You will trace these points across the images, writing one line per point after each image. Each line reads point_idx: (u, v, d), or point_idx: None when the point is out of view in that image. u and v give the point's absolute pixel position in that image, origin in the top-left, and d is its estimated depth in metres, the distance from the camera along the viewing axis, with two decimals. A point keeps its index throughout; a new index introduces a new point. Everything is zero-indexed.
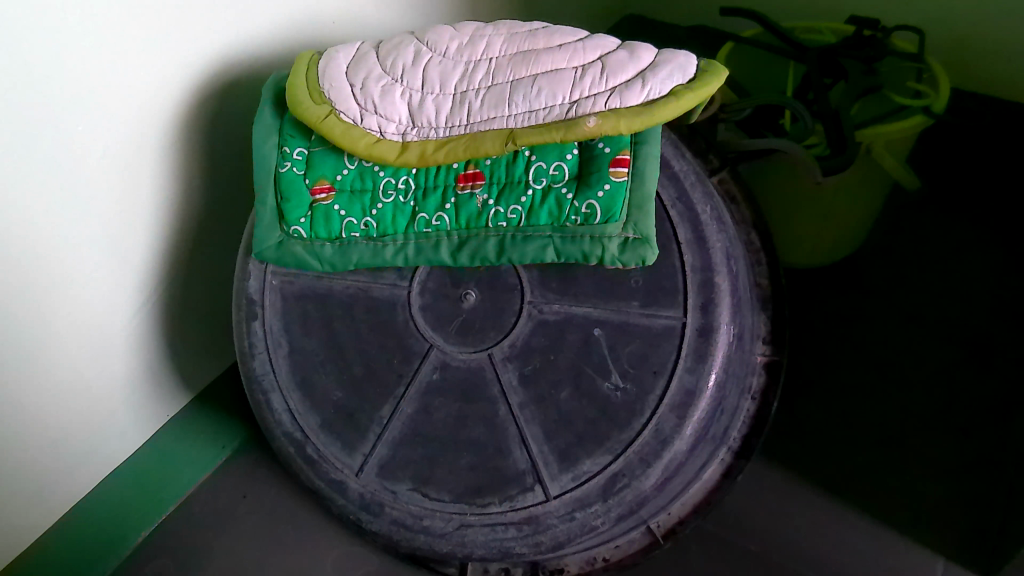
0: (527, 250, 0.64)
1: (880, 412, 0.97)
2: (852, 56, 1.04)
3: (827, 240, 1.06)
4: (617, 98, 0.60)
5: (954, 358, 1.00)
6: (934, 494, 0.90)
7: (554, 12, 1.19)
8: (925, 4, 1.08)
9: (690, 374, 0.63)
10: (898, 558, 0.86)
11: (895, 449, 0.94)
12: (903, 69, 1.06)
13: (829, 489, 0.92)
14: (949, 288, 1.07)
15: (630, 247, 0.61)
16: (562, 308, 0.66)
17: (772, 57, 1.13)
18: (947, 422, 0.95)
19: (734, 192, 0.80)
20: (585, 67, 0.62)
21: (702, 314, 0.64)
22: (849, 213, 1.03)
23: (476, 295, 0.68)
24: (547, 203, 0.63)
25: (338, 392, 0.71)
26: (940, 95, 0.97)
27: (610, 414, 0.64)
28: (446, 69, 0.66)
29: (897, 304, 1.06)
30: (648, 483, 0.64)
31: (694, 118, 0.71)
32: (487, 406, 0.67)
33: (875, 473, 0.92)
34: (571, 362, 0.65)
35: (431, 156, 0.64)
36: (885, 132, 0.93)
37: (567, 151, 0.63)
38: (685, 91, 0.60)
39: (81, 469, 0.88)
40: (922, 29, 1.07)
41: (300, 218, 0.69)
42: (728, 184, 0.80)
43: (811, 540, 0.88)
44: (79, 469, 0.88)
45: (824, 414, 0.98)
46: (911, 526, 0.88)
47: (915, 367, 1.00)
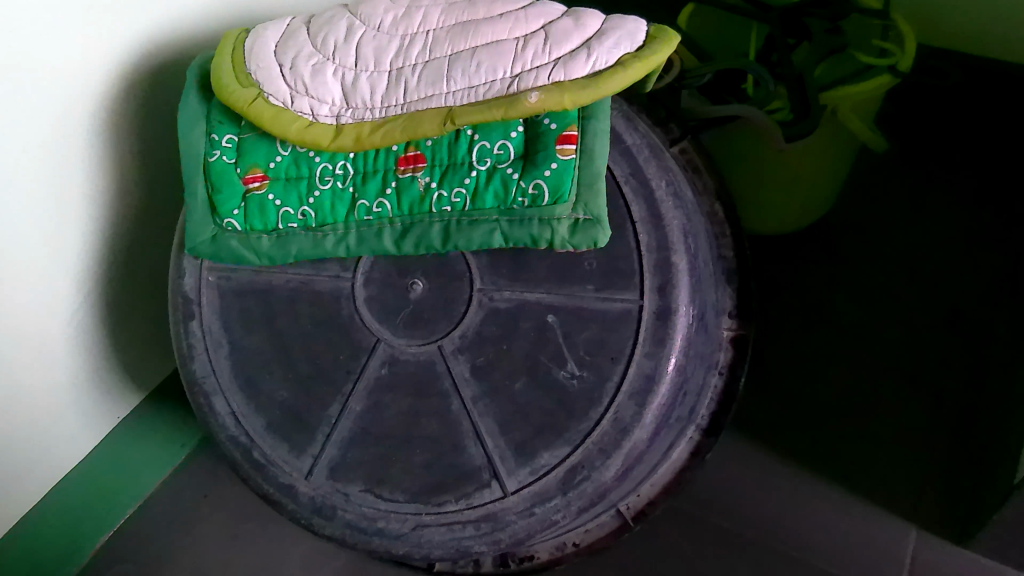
0: (474, 235, 0.61)
1: (852, 378, 0.95)
2: (816, 14, 1.01)
3: (796, 207, 1.03)
4: (561, 70, 0.56)
5: (925, 321, 0.98)
6: (907, 462, 0.89)
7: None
8: None
9: (648, 359, 0.60)
10: (869, 530, 0.85)
11: (866, 417, 0.92)
12: (870, 27, 1.02)
13: (801, 462, 0.90)
14: (920, 248, 1.04)
15: (581, 228, 0.58)
16: (514, 295, 0.62)
17: (734, 18, 1.08)
18: (918, 387, 0.94)
19: (696, 161, 0.80)
20: (528, 38, 0.58)
21: (659, 296, 0.61)
22: (818, 178, 1.00)
23: (424, 284, 0.64)
24: (492, 184, 0.59)
25: (284, 392, 0.67)
26: (907, 53, 0.95)
27: (568, 404, 0.61)
28: (380, 45, 0.62)
29: (868, 267, 1.03)
30: (609, 474, 0.61)
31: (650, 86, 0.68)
32: (440, 401, 0.64)
33: (848, 441, 0.91)
34: (526, 351, 0.62)
35: (367, 139, 0.60)
36: (851, 93, 0.90)
37: (512, 129, 0.60)
38: (633, 61, 0.56)
39: (33, 475, 0.84)
40: None
41: (233, 210, 0.65)
42: (688, 153, 0.80)
43: (784, 516, 0.87)
44: (29, 476, 0.83)
45: (795, 383, 0.96)
46: (883, 498, 0.87)
47: (886, 331, 0.98)
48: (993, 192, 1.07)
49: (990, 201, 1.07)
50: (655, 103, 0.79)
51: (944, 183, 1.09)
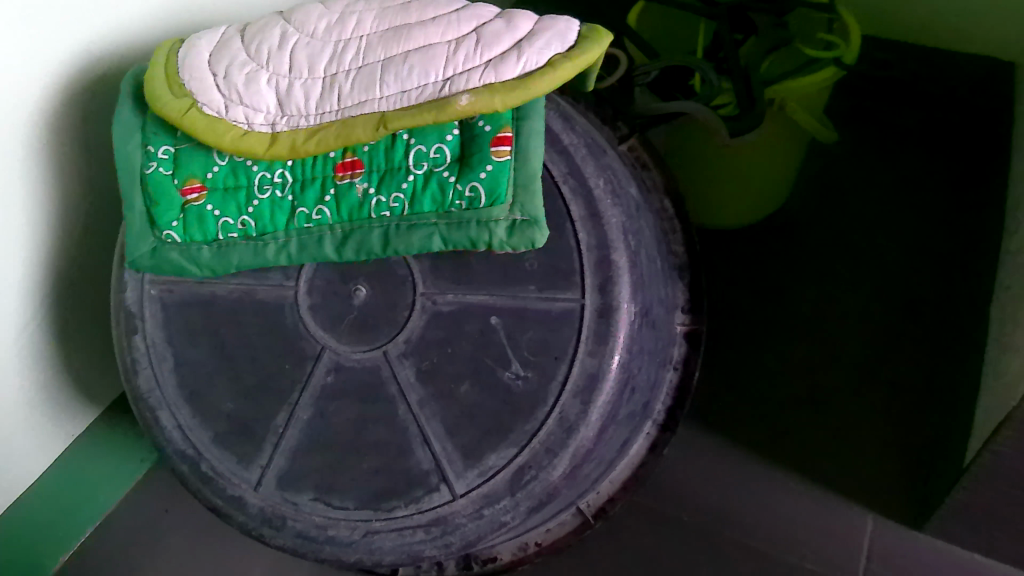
0: (413, 240, 0.61)
1: (810, 367, 0.96)
2: (762, 9, 1.02)
3: (749, 200, 1.04)
4: (491, 72, 0.56)
5: (878, 309, 0.99)
6: (863, 449, 0.90)
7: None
8: None
9: (591, 358, 0.60)
10: (827, 518, 0.86)
11: (824, 405, 0.93)
12: (815, 21, 1.05)
13: (759, 453, 0.91)
14: (873, 237, 1.05)
15: (518, 229, 0.58)
16: (456, 298, 0.63)
17: (683, 15, 1.09)
18: (873, 375, 0.95)
19: (644, 158, 0.83)
20: (459, 41, 0.58)
21: (600, 294, 0.61)
22: (769, 171, 1.00)
23: (367, 290, 0.64)
24: (429, 188, 0.59)
25: (231, 404, 0.67)
26: (851, 47, 0.96)
27: (513, 404, 0.61)
28: (314, 51, 0.62)
29: (823, 258, 1.04)
30: (556, 474, 0.61)
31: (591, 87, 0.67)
32: (387, 406, 0.64)
33: (805, 431, 0.92)
34: (471, 353, 0.62)
35: (302, 147, 0.59)
36: (795, 87, 0.91)
37: (447, 132, 0.60)
38: (563, 61, 0.56)
39: None
40: None
41: (172, 222, 0.64)
42: (638, 151, 0.82)
43: (743, 507, 0.88)
44: None
45: (754, 375, 0.96)
46: (840, 486, 0.88)
47: (841, 320, 0.99)
48: (944, 180, 1.09)
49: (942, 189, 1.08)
50: (602, 102, 0.80)
51: (897, 172, 1.10)
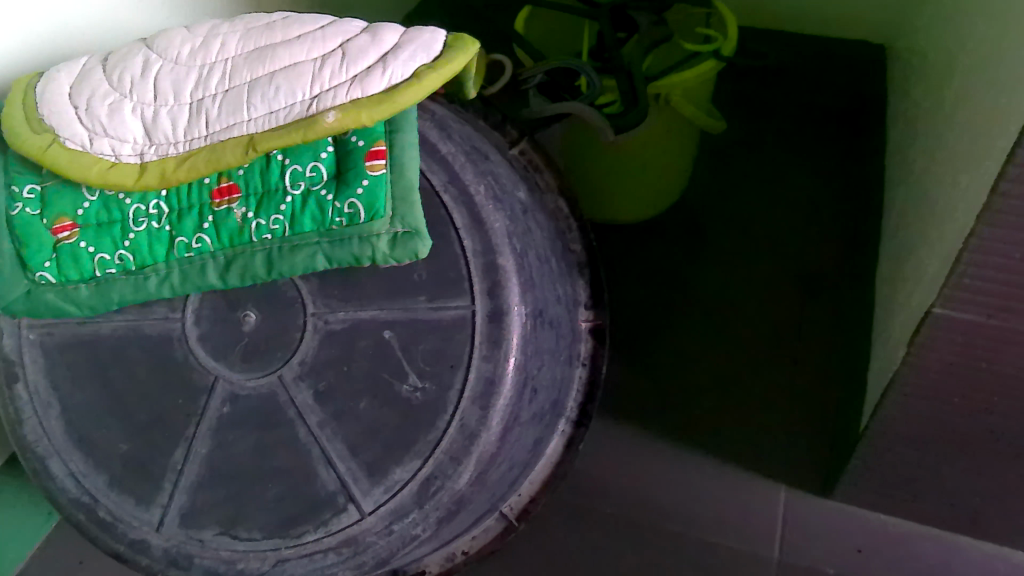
0: (296, 261, 0.60)
1: (718, 349, 0.99)
2: (642, 8, 1.06)
3: (646, 193, 1.07)
4: (357, 87, 0.56)
5: (778, 288, 1.03)
6: (773, 424, 0.93)
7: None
8: None
9: (486, 362, 0.61)
10: (744, 494, 0.89)
11: (734, 385, 0.96)
12: (693, 16, 1.09)
13: (675, 438, 0.93)
14: (768, 219, 1.09)
15: (400, 242, 0.58)
16: (347, 315, 0.62)
17: (567, 18, 1.12)
18: (777, 351, 0.98)
19: (536, 160, 0.81)
20: (325, 57, 0.58)
21: (489, 298, 0.61)
22: (662, 164, 1.04)
23: (256, 316, 0.64)
24: (308, 207, 0.59)
25: (124, 445, 0.65)
26: (729, 39, 1.00)
27: (413, 416, 0.61)
28: (178, 77, 0.61)
29: (722, 244, 1.08)
30: (462, 482, 0.61)
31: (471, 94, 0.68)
32: (287, 430, 0.63)
33: (717, 412, 0.94)
34: (367, 370, 0.62)
35: (172, 176, 0.58)
36: (678, 80, 0.95)
37: (322, 149, 0.59)
38: (428, 71, 0.56)
39: None
40: None
41: (44, 263, 0.62)
42: (528, 155, 0.79)
43: (664, 492, 0.89)
44: None
45: (665, 362, 0.99)
46: (753, 462, 0.91)
47: (743, 302, 1.03)
48: (829, 158, 1.13)
49: (827, 167, 1.13)
50: (489, 107, 0.79)
51: (785, 154, 1.14)
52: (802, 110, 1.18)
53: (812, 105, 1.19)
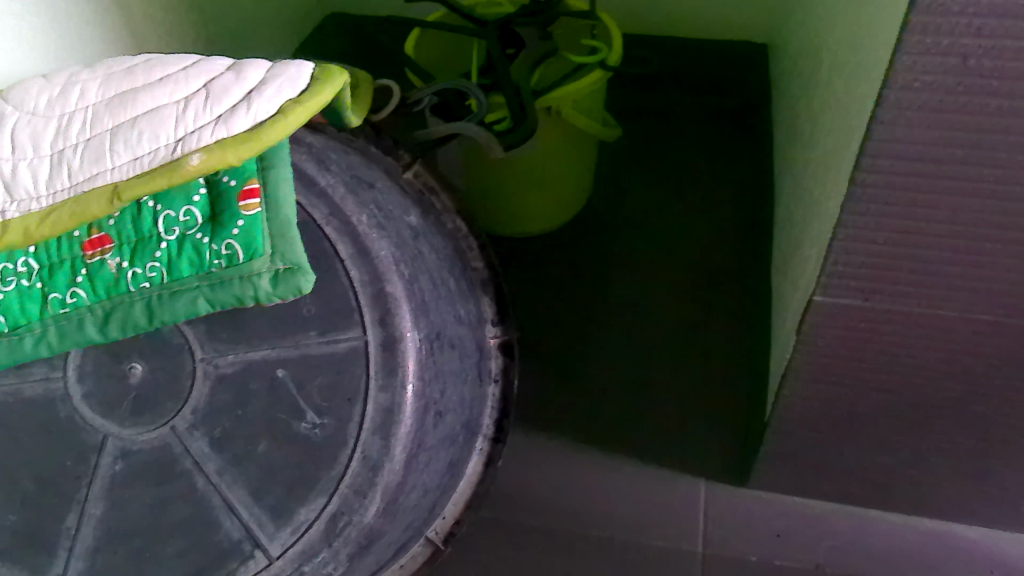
0: (177, 307, 0.58)
1: (631, 351, 1.01)
2: (528, 23, 1.08)
3: (549, 205, 1.10)
4: (222, 126, 0.55)
5: (683, 287, 1.07)
6: (689, 419, 0.95)
7: (216, 15, 1.11)
8: None
9: (384, 392, 0.61)
10: (666, 491, 0.90)
11: (649, 384, 0.98)
12: (578, 28, 1.12)
13: (596, 443, 0.94)
14: (669, 222, 1.14)
15: (283, 278, 0.57)
16: (237, 358, 0.61)
17: (456, 37, 1.13)
18: (688, 348, 1.01)
19: (431, 182, 0.76)
20: (188, 99, 0.57)
21: (381, 327, 0.61)
22: (560, 174, 1.07)
23: (143, 366, 0.62)
24: (185, 252, 0.58)
25: (11, 516, 0.61)
26: (613, 49, 1.04)
27: (314, 453, 0.60)
28: (37, 129, 0.59)
29: (627, 249, 1.12)
30: (370, 515, 0.61)
31: (354, 125, 0.68)
32: (185, 481, 0.61)
33: (635, 413, 0.96)
34: (262, 410, 0.61)
35: (34, 233, 0.54)
36: (567, 92, 0.97)
37: (194, 193, 0.59)
38: (292, 106, 0.56)
39: None
40: None
41: None
42: (423, 176, 0.75)
43: (589, 498, 0.90)
44: None
45: (581, 368, 1.00)
46: (673, 459, 0.92)
47: (651, 302, 1.05)
48: (723, 167, 1.21)
49: (722, 174, 1.20)
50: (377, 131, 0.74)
51: (682, 164, 1.20)
52: (694, 126, 1.26)
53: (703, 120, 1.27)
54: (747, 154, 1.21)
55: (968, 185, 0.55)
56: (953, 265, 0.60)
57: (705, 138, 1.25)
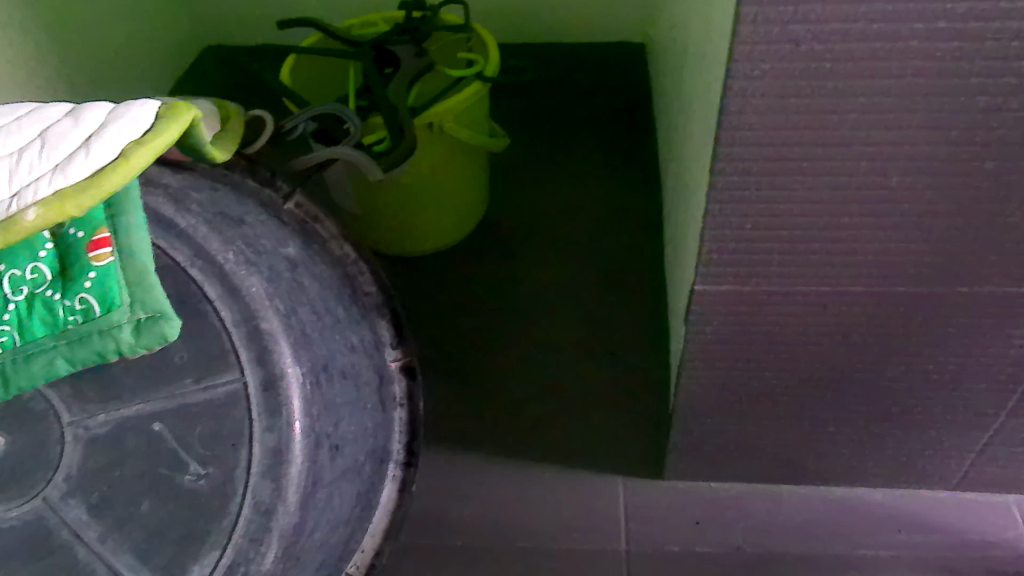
0: (35, 370, 0.55)
1: (539, 358, 1.01)
2: (403, 41, 1.08)
3: (443, 221, 1.11)
4: (60, 175, 0.51)
5: (586, 286, 1.08)
6: (604, 417, 0.96)
7: (79, 66, 1.07)
8: None
9: (269, 432, 0.58)
10: (587, 492, 0.90)
11: (559, 389, 0.98)
12: (456, 43, 1.13)
13: (513, 453, 0.93)
14: (567, 224, 1.15)
15: (145, 327, 0.55)
16: (109, 417, 0.58)
17: (333, 61, 1.12)
18: (596, 346, 1.02)
19: (315, 211, 0.74)
20: (22, 151, 0.53)
21: (260, 366, 0.59)
22: (449, 189, 1.08)
23: (5, 440, 0.58)
24: (36, 312, 0.54)
25: None
26: (489, 60, 1.05)
27: (202, 506, 0.57)
28: None
29: (527, 255, 1.12)
30: (268, 562, 0.58)
31: (219, 160, 0.66)
32: (64, 554, 0.57)
33: (549, 418, 0.96)
34: (140, 469, 0.58)
35: None
36: (444, 108, 0.98)
37: (40, 248, 0.54)
38: (134, 149, 0.54)
39: None
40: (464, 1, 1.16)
41: None
42: (304, 206, 0.73)
43: (511, 509, 0.89)
44: None
45: (492, 380, 0.99)
46: (591, 459, 0.93)
47: (555, 305, 1.06)
48: (613, 165, 1.21)
49: (616, 175, 1.22)
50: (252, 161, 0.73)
51: (574, 166, 1.21)
52: (583, 128, 1.28)
53: (591, 120, 1.28)
54: (637, 153, 1.24)
55: (821, 164, 0.57)
56: (820, 241, 0.62)
57: (595, 138, 1.25)
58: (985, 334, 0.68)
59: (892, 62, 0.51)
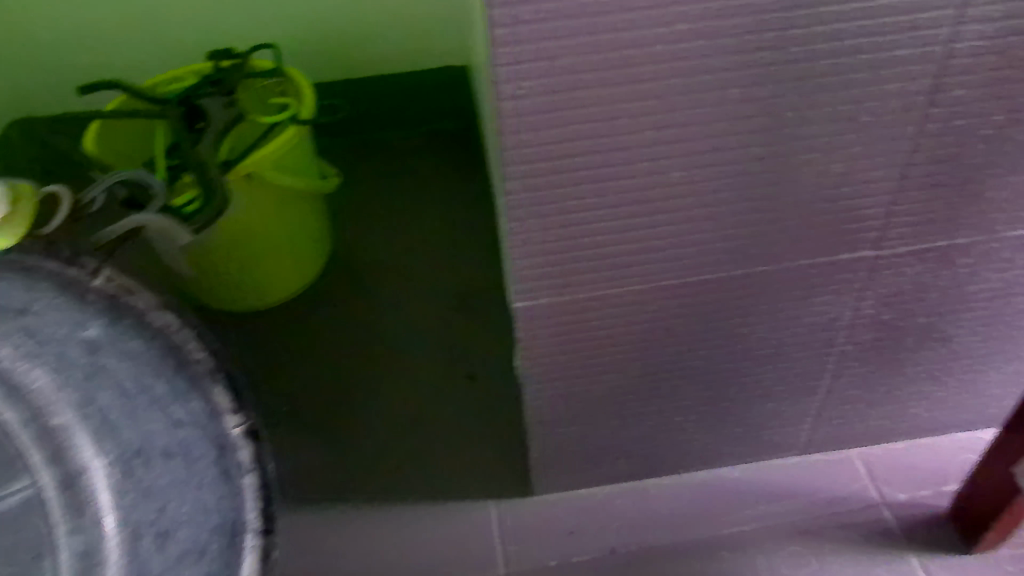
0: None
1: (400, 389, 1.02)
2: (213, 91, 1.05)
3: (280, 271, 1.09)
4: None
5: (437, 317, 1.10)
6: (469, 443, 0.96)
7: None
8: (267, 25, 1.19)
9: (76, 540, 0.53)
10: (460, 523, 0.89)
11: (424, 416, 0.99)
12: (271, 87, 1.11)
13: (382, 497, 0.91)
14: (411, 259, 1.18)
15: None
16: None
17: (140, 121, 1.07)
18: (453, 374, 1.03)
19: (132, 284, 0.59)
20: None
21: (55, 466, 0.53)
22: (280, 238, 1.05)
23: None
24: None
25: None
26: (304, 102, 1.04)
27: None
28: None
29: (376, 295, 1.13)
30: None
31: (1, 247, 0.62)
32: None
33: (415, 455, 0.95)
34: None
35: None
36: (260, 157, 0.96)
37: None
38: None
39: None
40: (275, 44, 1.14)
41: None
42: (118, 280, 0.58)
43: (386, 554, 0.87)
44: None
45: (356, 421, 0.99)
46: (461, 490, 0.92)
47: (409, 340, 1.07)
48: (454, 195, 1.27)
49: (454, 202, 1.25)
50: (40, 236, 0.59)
51: (415, 201, 1.25)
52: (416, 163, 1.31)
53: (427, 155, 1.32)
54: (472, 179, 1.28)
55: (604, 172, 0.59)
56: (621, 245, 0.64)
57: (432, 172, 1.29)
58: (793, 305, 0.72)
59: (645, 67, 0.53)
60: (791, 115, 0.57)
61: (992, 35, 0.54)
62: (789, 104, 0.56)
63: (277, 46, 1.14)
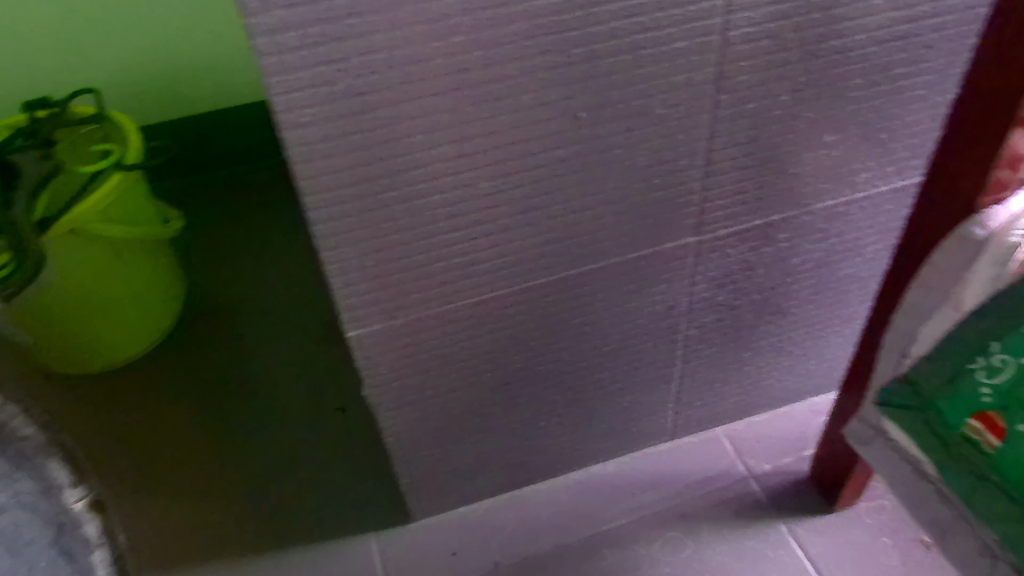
0: None
1: (268, 425, 0.99)
2: (24, 142, 0.97)
3: (125, 325, 1.02)
4: None
5: (298, 352, 1.07)
6: (342, 477, 0.93)
7: None
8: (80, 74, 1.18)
9: None
10: (340, 560, 0.86)
11: (292, 451, 0.96)
12: (95, 133, 1.04)
13: (255, 546, 0.88)
14: (265, 296, 1.15)
15: None
16: None
17: None
18: (319, 409, 1.00)
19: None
20: None
21: None
22: (119, 292, 0.99)
23: None
24: None
25: None
26: (130, 146, 0.99)
27: None
28: None
29: (233, 338, 1.09)
30: None
31: None
32: None
33: (287, 497, 0.92)
34: None
35: None
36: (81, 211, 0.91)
37: None
38: None
39: None
40: (99, 91, 1.07)
41: None
42: None
43: None
44: None
45: (220, 472, 0.94)
46: (337, 526, 0.89)
47: (270, 380, 1.04)
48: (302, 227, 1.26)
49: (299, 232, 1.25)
50: None
51: (267, 241, 1.24)
52: (256, 197, 1.32)
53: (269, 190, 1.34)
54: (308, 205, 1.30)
55: (409, 192, 0.58)
56: (443, 261, 0.64)
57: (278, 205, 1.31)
58: (630, 297, 0.73)
59: (427, 83, 0.52)
60: (585, 116, 0.58)
61: (759, 20, 0.56)
62: (580, 105, 0.57)
63: (100, 92, 1.07)
